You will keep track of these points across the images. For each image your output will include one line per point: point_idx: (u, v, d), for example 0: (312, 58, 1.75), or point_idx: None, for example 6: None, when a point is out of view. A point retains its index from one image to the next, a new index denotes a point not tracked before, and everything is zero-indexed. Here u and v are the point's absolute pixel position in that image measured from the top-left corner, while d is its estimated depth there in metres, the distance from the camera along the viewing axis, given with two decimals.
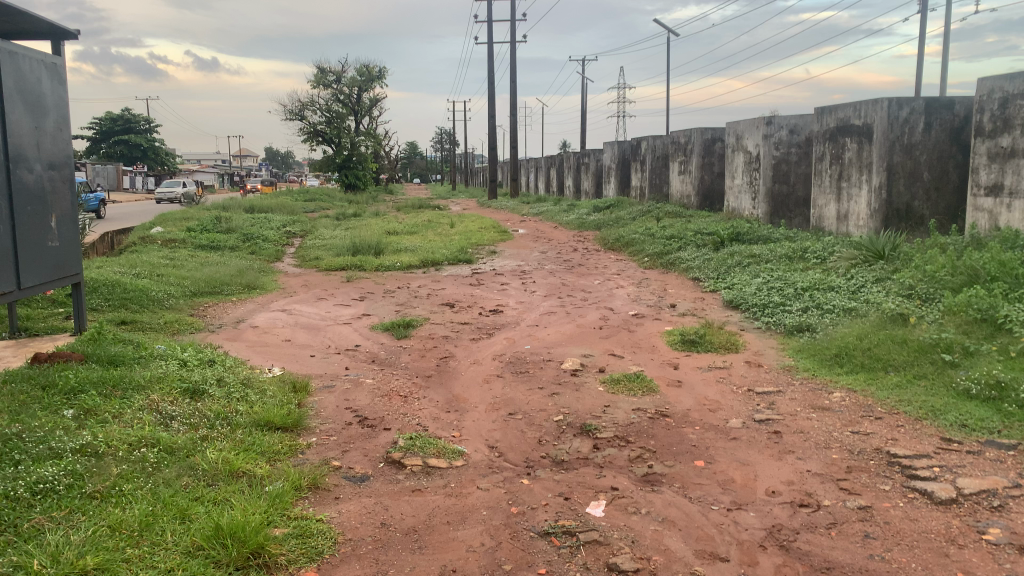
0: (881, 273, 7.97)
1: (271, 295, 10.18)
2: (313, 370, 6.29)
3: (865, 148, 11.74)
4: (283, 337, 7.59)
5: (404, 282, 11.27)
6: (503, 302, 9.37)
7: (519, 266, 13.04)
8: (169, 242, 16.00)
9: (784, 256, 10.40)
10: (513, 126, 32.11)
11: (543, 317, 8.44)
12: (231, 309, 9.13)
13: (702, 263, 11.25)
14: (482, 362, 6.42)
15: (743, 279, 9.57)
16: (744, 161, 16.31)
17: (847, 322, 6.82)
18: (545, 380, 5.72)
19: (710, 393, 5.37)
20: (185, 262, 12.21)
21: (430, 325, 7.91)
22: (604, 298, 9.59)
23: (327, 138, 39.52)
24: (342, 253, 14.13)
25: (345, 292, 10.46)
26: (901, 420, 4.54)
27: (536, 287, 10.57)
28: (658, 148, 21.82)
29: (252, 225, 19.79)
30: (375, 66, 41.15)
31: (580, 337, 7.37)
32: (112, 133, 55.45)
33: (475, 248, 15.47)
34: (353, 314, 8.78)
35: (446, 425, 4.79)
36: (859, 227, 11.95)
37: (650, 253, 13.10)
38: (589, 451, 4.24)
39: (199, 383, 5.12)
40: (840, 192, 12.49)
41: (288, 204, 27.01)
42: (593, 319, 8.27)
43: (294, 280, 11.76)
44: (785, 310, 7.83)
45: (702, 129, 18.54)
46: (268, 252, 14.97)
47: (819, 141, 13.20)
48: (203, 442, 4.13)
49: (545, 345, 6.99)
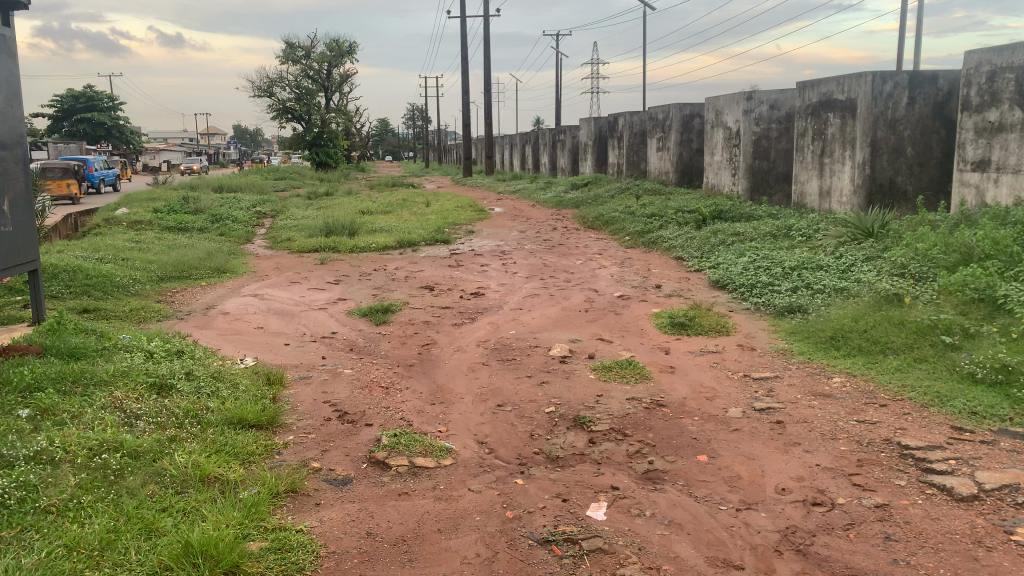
0: (871, 252, 7.81)
1: (242, 279, 9.81)
2: (288, 360, 5.98)
3: (848, 124, 11.58)
4: (255, 324, 7.27)
5: (381, 264, 10.95)
6: (484, 284, 9.10)
7: (498, 246, 12.76)
8: (135, 223, 15.51)
9: (769, 234, 10.23)
10: (487, 103, 31.66)
11: (526, 299, 8.18)
12: (200, 294, 8.76)
13: (685, 242, 11.05)
14: (466, 349, 6.16)
15: (729, 258, 9.38)
16: (723, 137, 16.10)
17: (839, 302, 6.65)
18: (533, 368, 5.48)
19: (705, 380, 5.15)
20: (152, 245, 11.77)
21: (409, 309, 7.62)
22: (587, 279, 9.36)
23: (297, 115, 38.75)
24: (315, 234, 13.75)
25: (319, 275, 10.12)
26: (906, 407, 4.36)
27: (517, 268, 10.30)
28: (635, 124, 21.56)
29: (221, 206, 19.26)
30: (345, 42, 40.36)
31: (566, 320, 7.12)
32: (75, 111, 53.99)
33: (452, 227, 15.15)
34: (329, 298, 8.46)
35: (430, 419, 4.53)
36: (842, 203, 11.82)
37: (631, 232, 12.88)
38: (584, 446, 4.00)
39: (167, 378, 4.80)
40: (823, 168, 12.34)
41: (259, 184, 26.42)
42: (577, 301, 8.03)
43: (266, 262, 11.38)
44: (774, 290, 7.65)
45: (680, 105, 18.31)
46: (239, 234, 14.54)
47: (800, 116, 13.01)
48: (171, 444, 3.83)
49: (530, 329, 6.74)
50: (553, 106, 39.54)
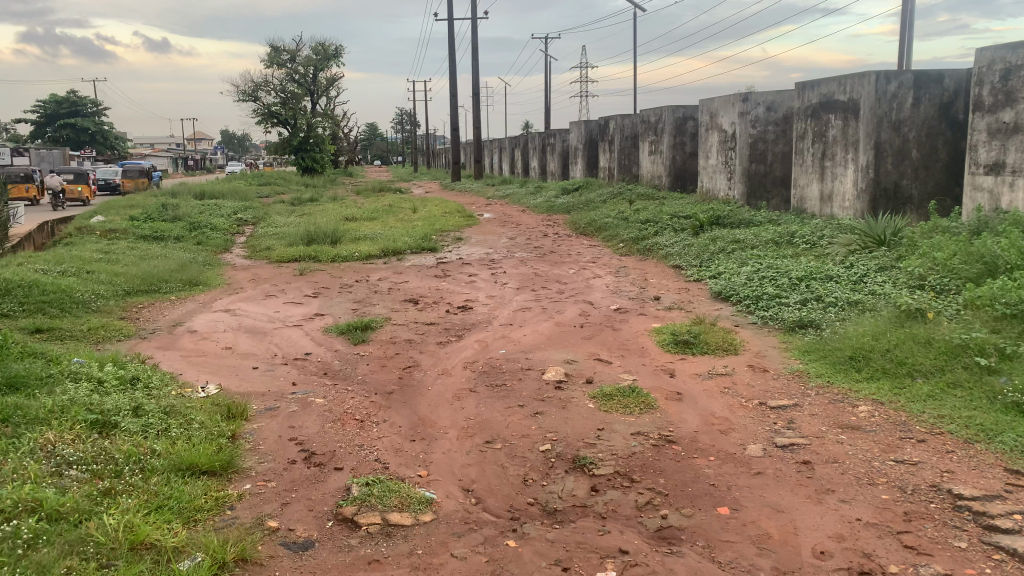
0: (884, 261, 7.33)
1: (215, 292, 9.24)
2: (255, 387, 5.42)
3: (851, 126, 11.12)
4: (223, 344, 6.70)
5: (364, 274, 10.40)
6: (472, 297, 8.57)
7: (487, 254, 12.23)
8: (109, 232, 14.88)
9: (771, 241, 9.75)
10: (475, 106, 31.18)
11: (516, 313, 7.66)
12: (168, 310, 8.18)
13: (682, 249, 10.56)
14: (451, 372, 5.62)
15: (731, 267, 8.89)
16: (718, 139, 15.64)
17: (855, 318, 6.16)
18: (525, 394, 4.95)
19: (717, 410, 4.64)
20: (122, 255, 11.17)
21: (390, 326, 7.08)
22: (581, 291, 8.84)
23: (282, 120, 38.14)
24: (296, 242, 13.19)
25: (297, 287, 9.55)
26: (949, 443, 3.84)
27: (506, 278, 9.78)
28: (627, 128, 21.11)
29: (201, 213, 18.64)
30: (331, 45, 39.81)
31: (560, 338, 6.59)
32: (58, 117, 53.16)
33: (439, 234, 14.64)
34: (305, 314, 7.91)
35: (409, 460, 3.98)
36: (845, 208, 11.37)
37: (626, 239, 12.38)
38: (586, 495, 3.47)
39: (111, 414, 4.23)
40: (824, 171, 11.88)
41: (242, 190, 25.83)
42: (572, 315, 7.51)
43: (242, 274, 10.80)
44: (782, 303, 7.15)
45: (673, 107, 17.85)
46: (217, 243, 13.94)
47: (800, 118, 12.54)
48: (103, 500, 3.27)
49: (522, 348, 6.21)
50: (542, 110, 39.06)
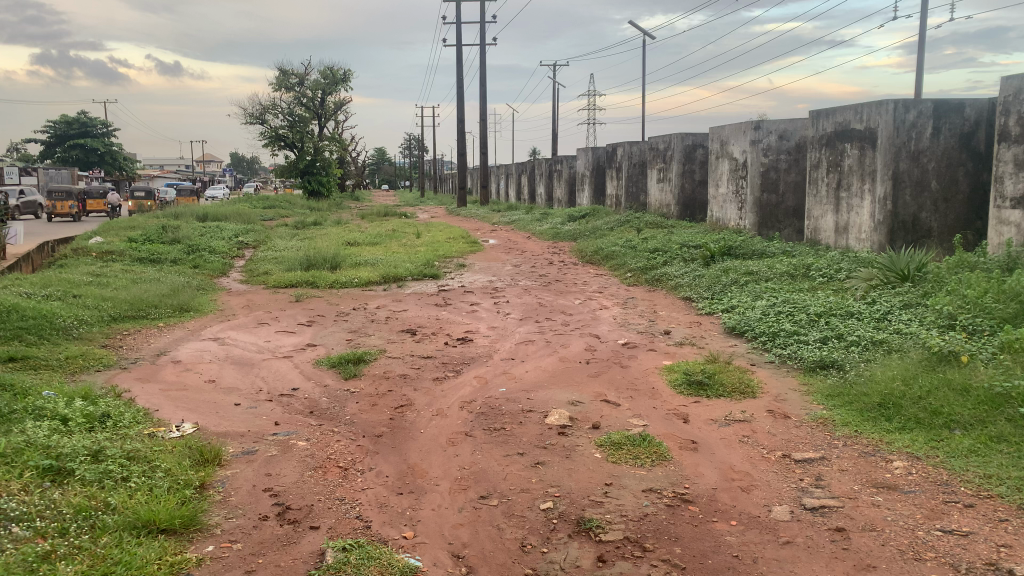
0: (909, 298, 6.92)
1: (205, 319, 8.87)
2: (234, 427, 5.02)
3: (868, 155, 10.76)
4: (207, 377, 6.31)
5: (362, 301, 10.03)
6: (473, 327, 8.18)
7: (490, 282, 11.86)
8: (105, 254, 14.57)
9: (786, 274, 9.37)
10: (482, 132, 31.03)
11: (518, 347, 7.26)
12: (154, 338, 7.81)
13: (692, 280, 10.18)
14: (447, 412, 5.21)
15: (744, 301, 8.49)
16: (729, 168, 15.30)
17: (881, 359, 5.75)
18: (525, 441, 4.53)
19: (737, 464, 4.22)
20: (113, 278, 10.82)
21: (385, 359, 6.68)
22: (587, 323, 8.44)
23: (289, 143, 38.07)
24: (294, 267, 12.84)
25: (292, 314, 9.18)
26: (1001, 510, 3.41)
27: (510, 308, 9.40)
28: (635, 155, 20.82)
29: (201, 236, 18.35)
30: (339, 69, 39.84)
31: (564, 375, 6.19)
32: (67, 137, 53.30)
33: (442, 260, 14.29)
34: (297, 344, 7.52)
35: (394, 518, 3.57)
36: (861, 240, 10.99)
37: (633, 268, 12.00)
38: (592, 566, 3.06)
39: (67, 458, 3.82)
40: (839, 202, 11.51)
41: (246, 212, 25.60)
42: (577, 349, 7.11)
43: (236, 299, 10.43)
44: (801, 341, 6.74)
45: (682, 135, 17.54)
46: (214, 266, 13.62)
47: (814, 147, 12.21)
48: (41, 565, 2.85)
49: (523, 387, 5.81)
50: (550, 137, 38.90)
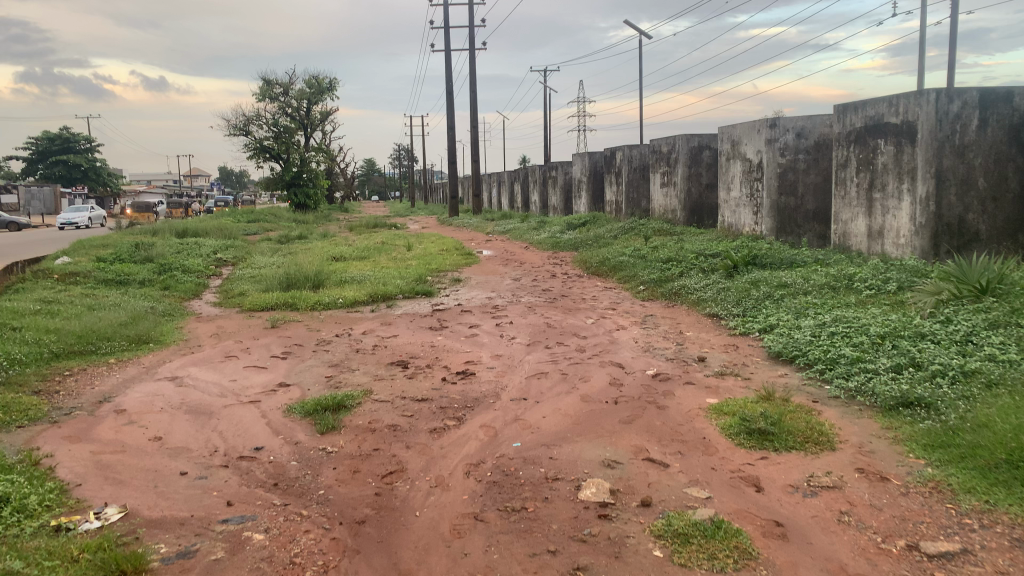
0: (994, 316, 5.84)
1: (165, 353, 7.71)
2: (174, 509, 3.85)
3: (905, 151, 9.70)
4: (151, 433, 5.12)
5: (346, 326, 8.88)
6: (474, 357, 7.04)
7: (489, 299, 10.75)
8: (68, 276, 13.36)
9: (826, 287, 8.29)
10: (473, 139, 29.96)
11: (530, 382, 6.13)
12: (100, 380, 6.61)
13: (717, 295, 9.08)
14: (451, 481, 4.08)
15: (785, 320, 7.40)
16: (741, 170, 14.24)
17: (986, 397, 4.63)
18: (555, 530, 3.41)
19: (850, 564, 3.10)
20: (67, 305, 9.62)
21: (371, 403, 5.53)
22: (606, 348, 7.31)
23: (274, 154, 36.90)
24: (273, 287, 11.66)
25: (266, 344, 8.02)
26: None
27: (515, 331, 8.27)
28: (635, 159, 19.75)
29: (176, 253, 17.12)
30: (325, 78, 38.69)
31: (590, 421, 5.05)
32: (49, 154, 51.86)
33: (435, 275, 13.16)
34: (267, 384, 6.36)
35: None
36: (899, 246, 9.90)
37: (646, 280, 10.90)
38: None
39: None
40: (872, 205, 10.43)
41: (228, 227, 24.36)
42: (601, 384, 5.97)
43: (205, 327, 9.26)
44: (869, 372, 5.64)
45: (687, 135, 16.47)
46: (185, 287, 12.43)
47: (840, 144, 11.16)
48: None
49: (543, 441, 4.66)
50: (542, 143, 37.85)
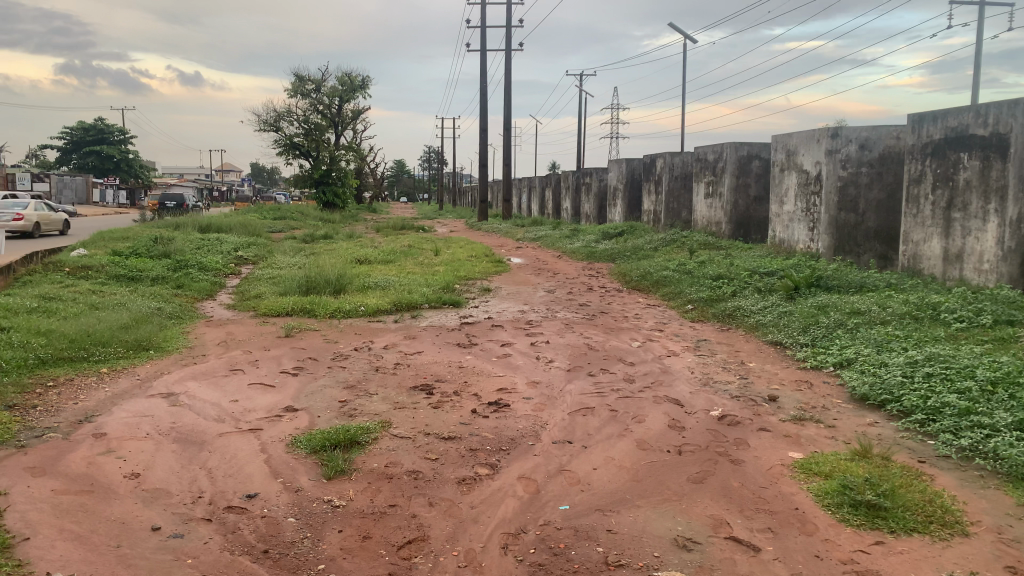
0: None
1: (165, 362, 6.94)
2: None
3: (993, 167, 8.71)
4: (129, 467, 4.31)
5: (367, 338, 8.07)
6: (509, 383, 6.18)
7: (523, 312, 9.89)
8: (80, 269, 12.72)
9: (908, 317, 7.32)
10: (507, 142, 29.20)
11: (575, 419, 5.25)
12: (86, 393, 5.83)
13: (779, 320, 8.16)
14: (487, 562, 3.22)
15: (867, 355, 6.47)
16: (796, 182, 13.27)
17: None
18: None
19: None
20: (69, 302, 8.91)
21: (389, 440, 4.68)
22: (659, 378, 6.41)
23: (304, 151, 36.36)
24: (291, 290, 10.90)
25: (278, 356, 7.23)
26: None
27: (553, 353, 7.40)
28: (677, 167, 18.82)
29: (196, 250, 16.45)
30: (358, 76, 38.12)
31: (653, 478, 4.16)
32: (83, 144, 51.86)
33: (464, 283, 12.33)
34: (272, 408, 5.54)
35: None
36: (981, 271, 8.90)
37: (695, 299, 9.99)
38: None
39: None
40: (950, 225, 9.41)
41: (252, 223, 23.72)
42: (658, 427, 5.07)
43: (214, 332, 8.50)
44: (985, 426, 4.70)
45: (735, 144, 15.51)
46: (200, 287, 11.72)
47: (913, 158, 10.16)
48: None
49: (597, 504, 3.79)
50: (575, 149, 36.92)
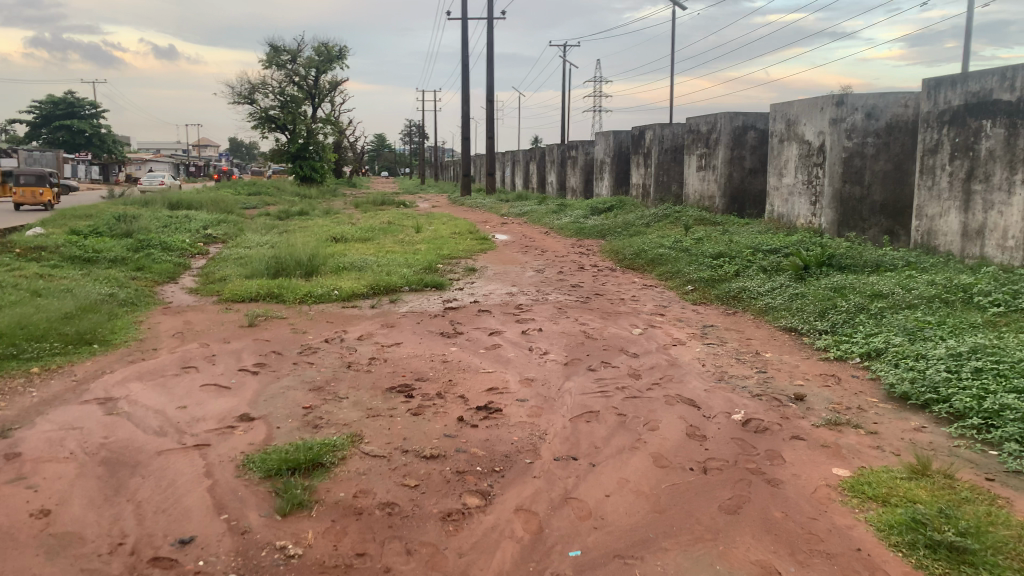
0: None
1: (109, 359, 6.12)
2: None
3: (1019, 135, 8.02)
4: (38, 502, 3.52)
5: (340, 327, 7.28)
6: (500, 382, 5.42)
7: (511, 295, 9.13)
8: (32, 250, 11.78)
9: (937, 301, 6.63)
10: (489, 115, 28.25)
11: (578, 427, 4.51)
12: (8, 400, 5.01)
13: (792, 304, 7.46)
14: None
15: (899, 345, 5.78)
16: (797, 153, 12.54)
17: None
18: None
19: None
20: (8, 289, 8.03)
21: (360, 461, 3.92)
22: (668, 374, 5.67)
23: (280, 124, 35.12)
24: (260, 272, 10.07)
25: (239, 349, 6.43)
26: None
27: (547, 344, 6.65)
28: (667, 139, 18.02)
29: (162, 228, 15.51)
30: (335, 46, 36.82)
31: (679, 509, 3.44)
32: (52, 118, 50.13)
33: (447, 263, 11.53)
34: (224, 416, 4.75)
35: None
36: (1004, 249, 8.24)
37: (695, 279, 9.27)
38: None
39: None
40: (970, 198, 8.74)
41: (226, 199, 22.69)
42: (676, 437, 4.34)
43: (170, 321, 7.68)
44: None
45: (731, 114, 14.72)
46: (161, 270, 10.84)
47: (929, 125, 9.45)
48: None
49: (616, 549, 3.06)
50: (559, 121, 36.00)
